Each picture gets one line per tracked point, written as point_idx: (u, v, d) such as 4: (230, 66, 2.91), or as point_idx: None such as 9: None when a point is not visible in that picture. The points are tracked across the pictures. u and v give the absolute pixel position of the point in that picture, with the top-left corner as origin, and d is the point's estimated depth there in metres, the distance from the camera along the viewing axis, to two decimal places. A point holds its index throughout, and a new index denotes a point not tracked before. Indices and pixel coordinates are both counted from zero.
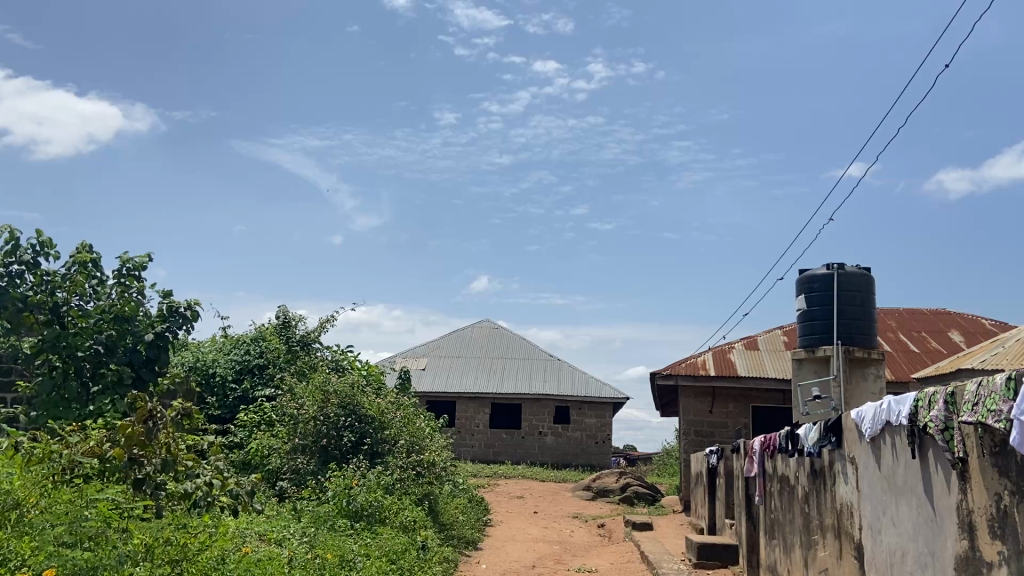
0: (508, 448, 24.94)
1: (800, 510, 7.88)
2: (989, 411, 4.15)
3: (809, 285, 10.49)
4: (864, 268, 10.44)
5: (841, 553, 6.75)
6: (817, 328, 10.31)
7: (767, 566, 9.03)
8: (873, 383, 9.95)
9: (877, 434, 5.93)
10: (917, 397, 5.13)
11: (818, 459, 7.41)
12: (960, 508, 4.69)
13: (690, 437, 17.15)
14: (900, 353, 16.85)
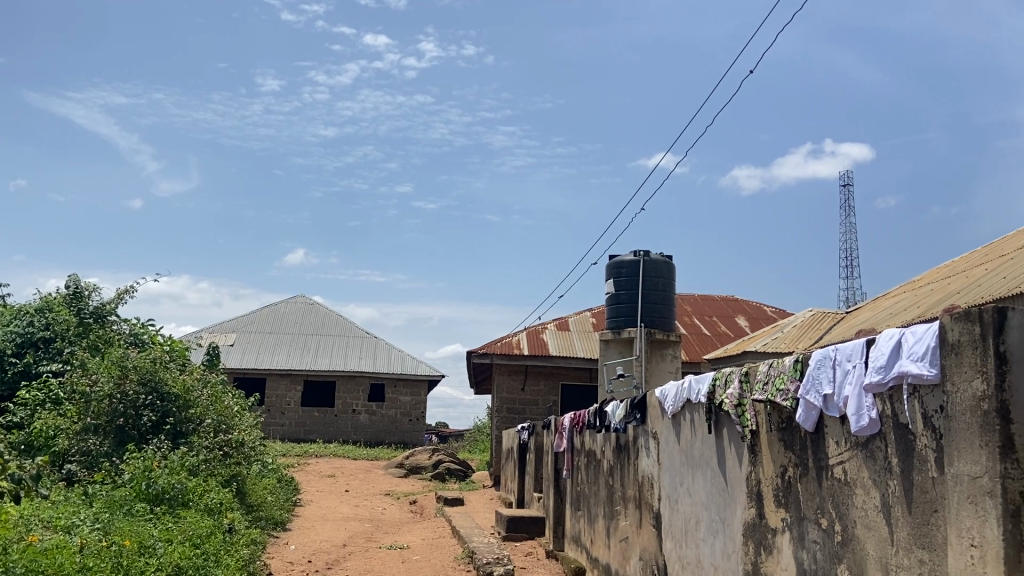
0: (320, 426, 24.39)
1: (605, 483, 8.41)
2: (777, 391, 4.72)
3: (618, 270, 11.17)
4: (668, 256, 11.24)
5: (640, 522, 7.29)
6: (624, 311, 11.01)
7: (571, 536, 9.57)
8: (670, 362, 10.61)
9: (678, 410, 6.46)
10: (715, 377, 5.65)
11: (623, 435, 7.93)
12: (750, 478, 5.23)
13: (503, 414, 17.65)
14: (694, 336, 18.32)
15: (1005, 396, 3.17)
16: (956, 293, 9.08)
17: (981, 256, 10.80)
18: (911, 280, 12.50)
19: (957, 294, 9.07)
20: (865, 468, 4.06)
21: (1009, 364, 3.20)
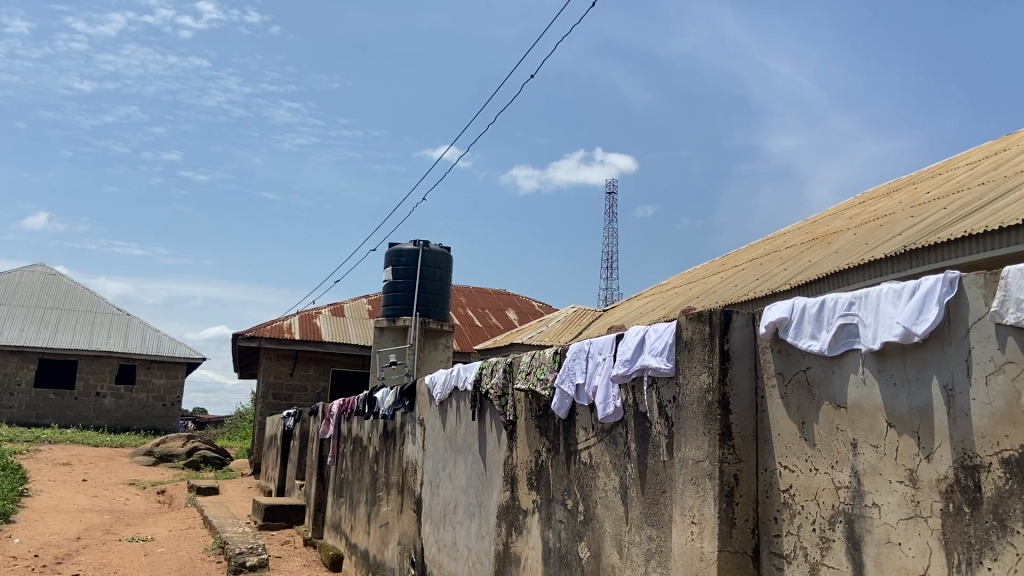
0: (55, 410, 21.97)
1: (369, 469, 8.39)
2: (537, 380, 5.02)
3: (398, 258, 11.24)
4: (446, 248, 11.51)
5: (401, 507, 7.36)
6: (400, 300, 11.02)
7: (331, 523, 9.44)
8: (442, 352, 10.78)
9: (445, 398, 6.59)
10: (482, 366, 5.84)
11: (390, 421, 7.95)
12: (506, 463, 5.47)
13: (268, 400, 16.98)
14: (466, 327, 18.78)
15: (726, 389, 3.59)
16: (697, 298, 10.09)
17: (719, 265, 12.09)
18: (660, 284, 13.71)
19: (698, 298, 10.08)
20: (607, 453, 4.41)
21: (732, 360, 3.61)
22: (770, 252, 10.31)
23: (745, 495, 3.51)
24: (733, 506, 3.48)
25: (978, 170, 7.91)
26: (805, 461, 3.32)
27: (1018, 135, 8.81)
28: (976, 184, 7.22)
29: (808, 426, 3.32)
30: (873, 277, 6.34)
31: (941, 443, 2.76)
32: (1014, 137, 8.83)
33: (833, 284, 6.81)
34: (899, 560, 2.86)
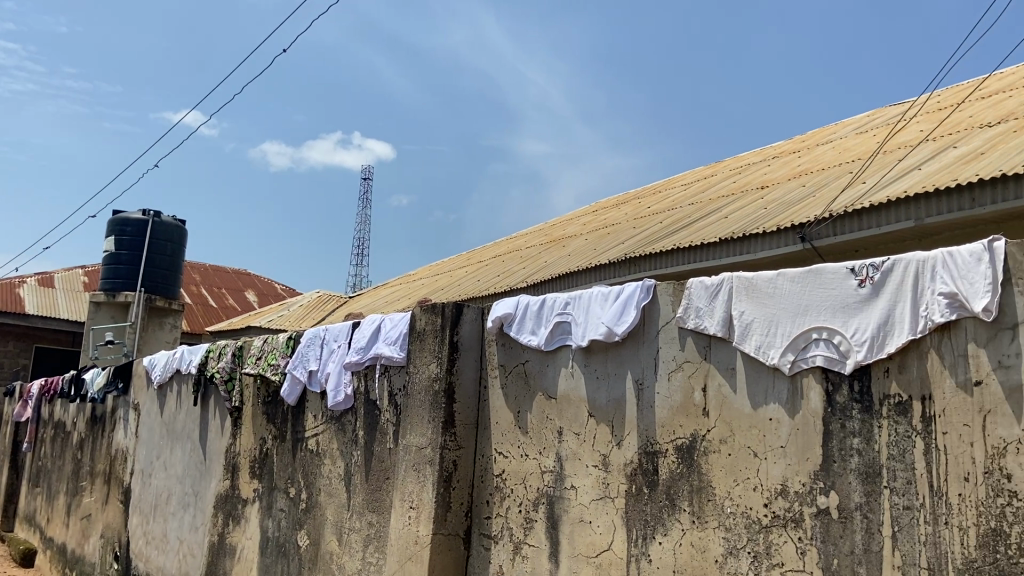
0: None
1: (71, 458, 7.59)
2: (268, 365, 4.91)
3: (122, 227, 10.30)
4: (182, 222, 10.82)
5: (106, 498, 6.76)
6: (123, 274, 10.11)
7: (24, 516, 8.46)
8: (168, 332, 9.89)
9: (166, 382, 6.14)
10: (209, 349, 5.53)
11: (100, 406, 7.26)
12: (228, 451, 5.25)
13: None
14: (199, 307, 17.63)
15: (452, 379, 3.74)
16: (439, 290, 10.31)
17: (463, 260, 12.49)
18: (406, 274, 13.86)
19: (440, 290, 10.30)
20: (334, 440, 4.40)
21: (459, 352, 3.77)
22: (511, 251, 10.83)
23: (462, 479, 3.71)
24: (450, 491, 3.65)
25: (690, 191, 8.92)
26: (518, 447, 3.56)
27: (724, 163, 10.09)
28: (686, 204, 8.14)
29: (522, 416, 3.57)
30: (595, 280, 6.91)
31: (630, 432, 3.12)
32: (719, 165, 10.08)
33: (562, 284, 7.32)
34: (589, 537, 3.18)
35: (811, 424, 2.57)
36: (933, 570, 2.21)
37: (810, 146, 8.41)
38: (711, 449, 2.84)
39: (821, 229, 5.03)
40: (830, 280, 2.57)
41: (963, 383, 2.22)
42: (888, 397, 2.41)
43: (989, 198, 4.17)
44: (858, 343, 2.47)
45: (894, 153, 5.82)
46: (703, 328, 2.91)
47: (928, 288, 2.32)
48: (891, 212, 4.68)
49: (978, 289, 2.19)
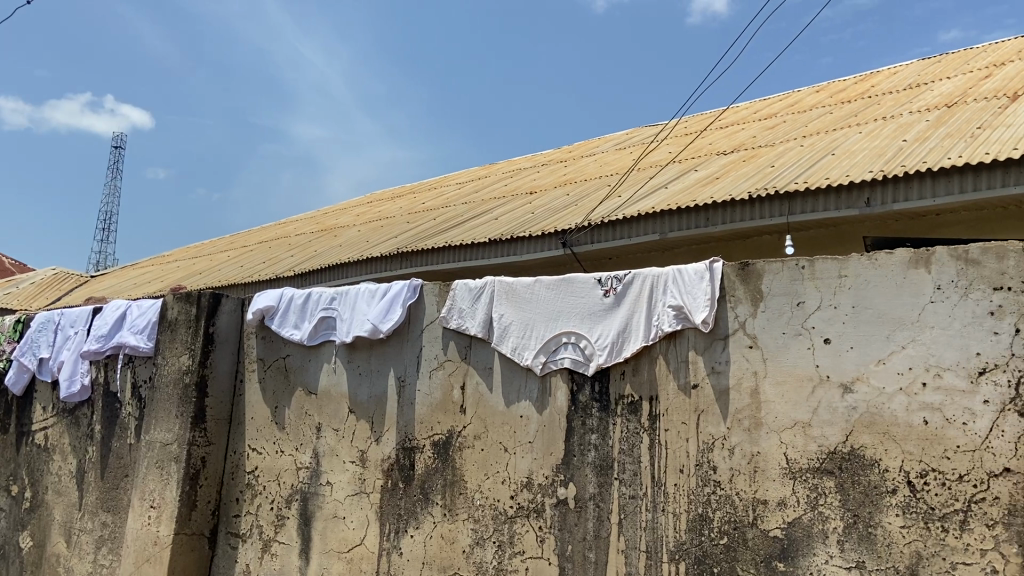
0: None
1: None
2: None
3: None
4: None
5: None
6: None
7: None
8: None
9: None
10: None
11: None
12: None
13: None
14: None
15: (205, 371, 3.56)
16: (198, 274, 9.67)
17: (227, 243, 11.83)
18: (161, 255, 12.85)
19: (199, 275, 9.68)
20: (66, 436, 4.02)
21: (214, 344, 3.61)
22: (279, 237, 10.43)
23: (210, 477, 3.54)
24: (196, 489, 3.47)
25: (464, 190, 9.15)
26: (273, 443, 3.47)
27: (497, 166, 10.46)
28: (460, 203, 8.33)
29: (280, 411, 3.49)
30: (365, 272, 6.84)
31: (389, 428, 3.17)
32: (494, 168, 10.42)
33: (328, 277, 7.15)
34: (341, 533, 3.18)
35: (556, 421, 2.78)
36: (650, 552, 2.49)
37: (576, 156, 8.97)
38: (466, 444, 2.97)
39: (581, 236, 5.39)
40: (580, 289, 2.83)
41: (684, 385, 2.53)
42: (622, 397, 2.66)
43: (720, 219, 4.70)
44: (600, 347, 2.71)
45: (646, 171, 6.38)
46: (464, 328, 3.03)
47: (660, 301, 2.62)
48: (638, 226, 5.11)
49: (699, 304, 2.50)
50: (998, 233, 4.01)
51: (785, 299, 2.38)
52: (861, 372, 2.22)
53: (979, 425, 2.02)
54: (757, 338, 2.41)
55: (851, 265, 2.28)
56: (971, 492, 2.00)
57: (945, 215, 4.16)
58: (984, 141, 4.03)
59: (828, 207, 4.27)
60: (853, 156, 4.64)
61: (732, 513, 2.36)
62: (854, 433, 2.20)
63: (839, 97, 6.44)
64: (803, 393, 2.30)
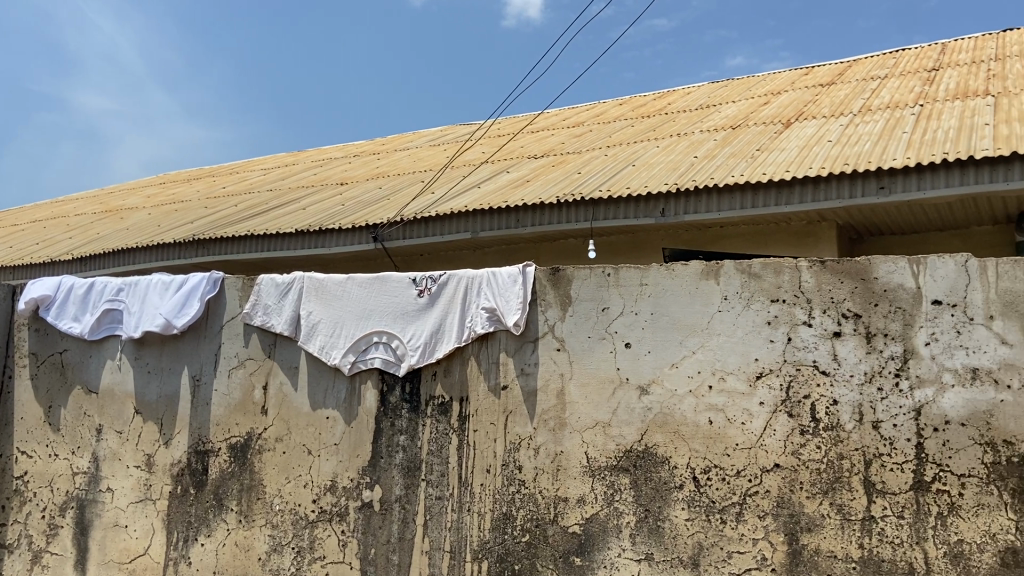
0: None
1: None
2: None
3: None
4: None
5: None
6: None
7: None
8: None
9: None
10: None
11: None
12: None
13: None
14: None
15: None
16: None
17: None
18: None
19: None
20: None
21: None
22: (54, 216, 9.41)
23: None
24: None
25: (269, 176, 8.74)
26: (46, 446, 3.20)
27: (306, 153, 10.10)
28: (265, 190, 7.95)
29: (54, 411, 3.21)
30: (156, 259, 6.33)
31: (180, 430, 2.98)
32: (302, 155, 10.04)
33: (112, 261, 6.54)
34: (123, 542, 2.97)
35: (364, 422, 2.72)
36: (453, 552, 2.51)
37: (388, 150, 8.86)
38: (266, 447, 2.85)
39: (392, 231, 5.32)
40: (393, 288, 2.81)
41: (494, 386, 2.57)
42: (433, 398, 2.65)
43: (529, 221, 4.83)
44: (412, 348, 2.70)
45: (459, 170, 6.43)
46: (269, 325, 2.92)
47: (473, 303, 2.65)
48: (450, 223, 5.13)
49: (512, 307, 2.56)
50: (772, 247, 4.43)
51: (591, 304, 2.48)
52: (657, 375, 2.36)
53: (754, 425, 2.22)
54: (564, 341, 2.50)
55: (652, 275, 2.42)
56: (746, 486, 2.19)
57: (729, 228, 4.54)
58: (763, 162, 4.44)
59: (629, 215, 4.51)
60: (652, 168, 4.95)
61: (534, 511, 2.43)
62: (648, 432, 2.34)
63: (640, 112, 6.84)
64: (604, 394, 2.41)
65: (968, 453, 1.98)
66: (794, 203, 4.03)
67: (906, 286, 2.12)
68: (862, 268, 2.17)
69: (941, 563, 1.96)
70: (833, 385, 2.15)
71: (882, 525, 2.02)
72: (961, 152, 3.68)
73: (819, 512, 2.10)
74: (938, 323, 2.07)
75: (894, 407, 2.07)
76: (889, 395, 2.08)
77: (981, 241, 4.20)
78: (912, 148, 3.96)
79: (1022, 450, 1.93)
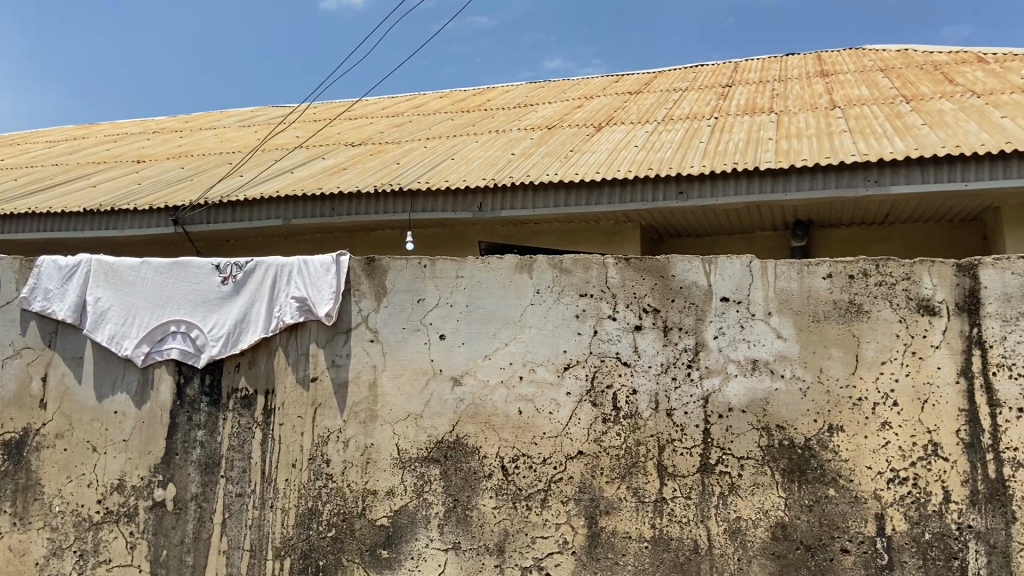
0: None
1: None
2: None
3: None
4: None
5: None
6: None
7: None
8: None
9: None
10: None
11: None
12: None
13: None
14: None
15: None
16: None
17: None
18: None
19: None
20: None
21: None
22: None
23: None
24: None
25: (54, 150, 7.94)
26: None
27: (99, 127, 9.27)
28: (48, 164, 7.19)
29: None
30: None
31: None
32: (93, 129, 9.19)
33: None
34: None
35: (157, 417, 2.55)
36: (254, 550, 2.41)
37: (193, 128, 8.32)
38: (44, 445, 2.61)
39: (195, 214, 5.00)
40: (194, 274, 2.64)
41: (302, 379, 2.48)
42: (235, 391, 2.52)
43: (345, 209, 4.72)
44: (213, 338, 2.55)
45: (271, 153, 6.15)
46: (50, 312, 2.67)
47: (282, 291, 2.55)
48: (260, 208, 4.89)
49: (324, 297, 2.48)
50: (582, 244, 4.63)
51: (406, 296, 2.46)
52: (470, 367, 2.38)
53: (560, 414, 2.30)
54: (378, 332, 2.46)
55: (467, 267, 2.44)
56: (551, 473, 2.27)
57: (543, 225, 4.68)
58: (575, 163, 4.62)
59: (446, 208, 4.53)
60: (470, 162, 5.00)
61: (341, 505, 2.38)
62: (459, 423, 2.36)
63: (459, 106, 6.89)
64: (417, 386, 2.40)
65: (747, 437, 2.17)
66: (603, 203, 4.23)
67: (700, 284, 2.28)
68: (662, 266, 2.31)
69: (722, 539, 2.13)
70: (634, 375, 2.27)
71: (672, 506, 2.17)
72: (748, 163, 4.02)
73: (617, 496, 2.21)
74: (725, 318, 2.25)
75: (686, 396, 2.23)
76: (682, 384, 2.24)
77: (764, 245, 4.63)
78: (708, 157, 4.28)
79: (791, 434, 2.14)
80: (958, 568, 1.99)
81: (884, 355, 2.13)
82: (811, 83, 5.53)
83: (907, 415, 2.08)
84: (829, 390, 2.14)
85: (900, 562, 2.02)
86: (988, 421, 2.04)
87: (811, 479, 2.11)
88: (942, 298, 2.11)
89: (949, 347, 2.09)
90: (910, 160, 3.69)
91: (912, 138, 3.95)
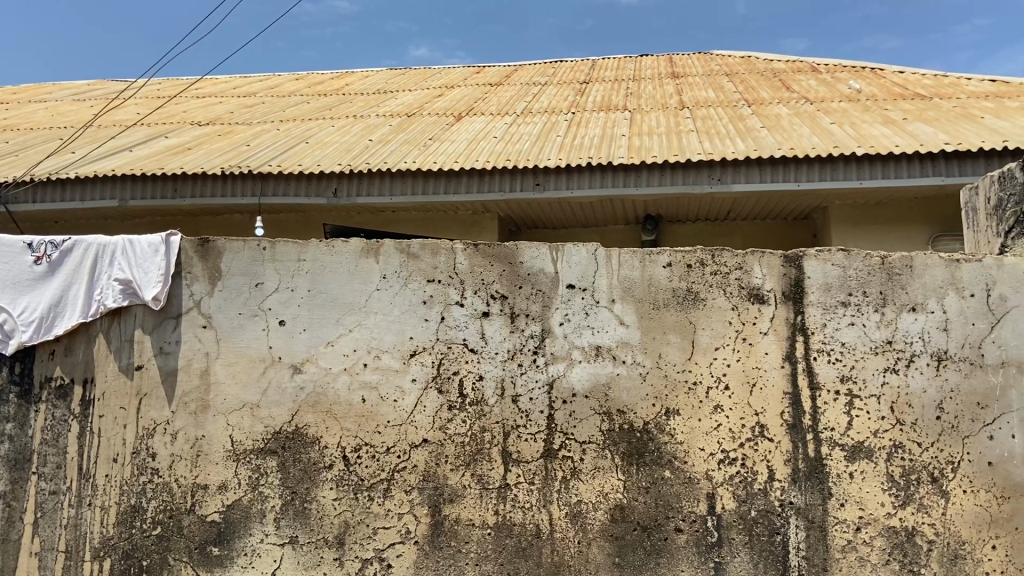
0: None
1: None
2: None
3: None
4: None
5: None
6: None
7: None
8: None
9: None
10: None
11: None
12: None
13: None
14: None
15: None
16: None
17: None
18: None
19: None
20: None
21: None
22: None
23: None
24: None
25: None
26: None
27: None
28: None
29: None
30: None
31: None
32: None
33: None
34: None
35: None
36: (69, 552, 2.22)
37: (20, 100, 7.61)
38: None
39: (18, 193, 4.57)
40: (3, 252, 2.39)
41: (126, 367, 2.30)
42: (49, 381, 2.32)
43: (189, 191, 4.45)
44: (23, 323, 2.33)
45: (107, 130, 5.71)
46: None
47: (104, 274, 2.35)
48: (93, 188, 4.53)
49: (151, 280, 2.31)
50: (440, 233, 4.60)
51: (243, 280, 2.33)
52: (312, 354, 2.28)
53: (406, 402, 2.25)
54: (212, 318, 2.31)
55: (310, 251, 2.33)
56: (395, 462, 2.21)
57: (401, 213, 4.61)
58: (434, 151, 4.56)
59: (299, 193, 4.36)
60: (326, 147, 4.84)
61: (168, 501, 2.23)
62: (299, 412, 2.25)
63: (316, 89, 6.67)
64: (254, 374, 2.28)
65: (589, 422, 2.20)
66: (460, 192, 4.20)
67: (547, 271, 2.29)
68: (510, 253, 2.31)
69: (563, 523, 2.15)
70: (480, 362, 2.25)
71: (515, 492, 2.17)
72: (602, 158, 4.11)
73: (461, 483, 2.19)
74: (571, 305, 2.27)
75: (532, 382, 2.23)
76: (528, 370, 2.24)
77: (616, 238, 4.76)
78: (565, 150, 4.34)
79: (631, 418, 2.19)
80: (780, 543, 2.11)
81: (718, 341, 2.22)
82: (662, 84, 5.74)
83: (738, 398, 2.18)
84: (667, 375, 2.21)
85: (728, 540, 2.11)
86: (809, 403, 2.17)
87: (649, 462, 2.17)
88: (770, 287, 2.23)
89: (776, 333, 2.20)
90: (750, 160, 3.88)
91: (752, 140, 4.17)
